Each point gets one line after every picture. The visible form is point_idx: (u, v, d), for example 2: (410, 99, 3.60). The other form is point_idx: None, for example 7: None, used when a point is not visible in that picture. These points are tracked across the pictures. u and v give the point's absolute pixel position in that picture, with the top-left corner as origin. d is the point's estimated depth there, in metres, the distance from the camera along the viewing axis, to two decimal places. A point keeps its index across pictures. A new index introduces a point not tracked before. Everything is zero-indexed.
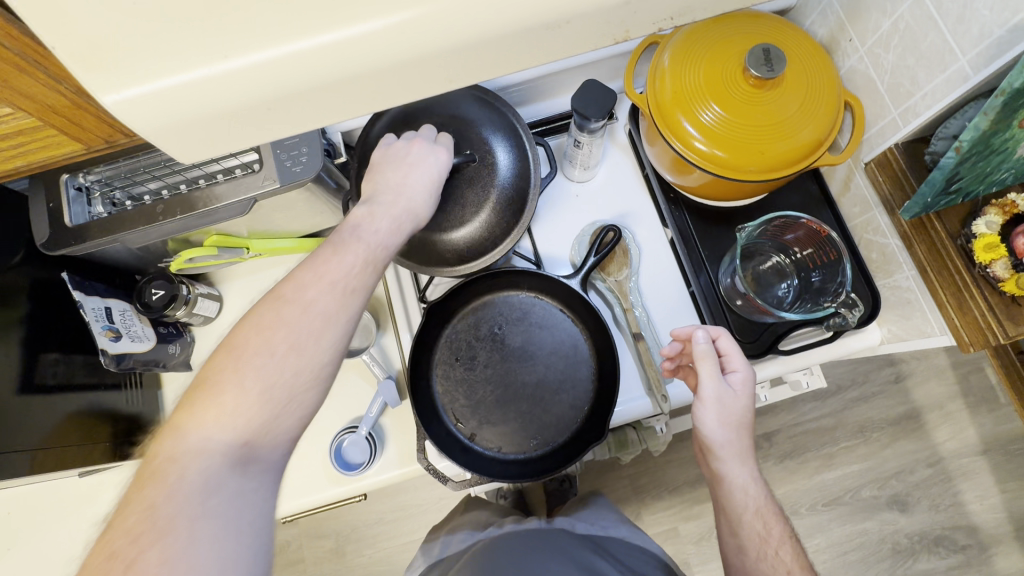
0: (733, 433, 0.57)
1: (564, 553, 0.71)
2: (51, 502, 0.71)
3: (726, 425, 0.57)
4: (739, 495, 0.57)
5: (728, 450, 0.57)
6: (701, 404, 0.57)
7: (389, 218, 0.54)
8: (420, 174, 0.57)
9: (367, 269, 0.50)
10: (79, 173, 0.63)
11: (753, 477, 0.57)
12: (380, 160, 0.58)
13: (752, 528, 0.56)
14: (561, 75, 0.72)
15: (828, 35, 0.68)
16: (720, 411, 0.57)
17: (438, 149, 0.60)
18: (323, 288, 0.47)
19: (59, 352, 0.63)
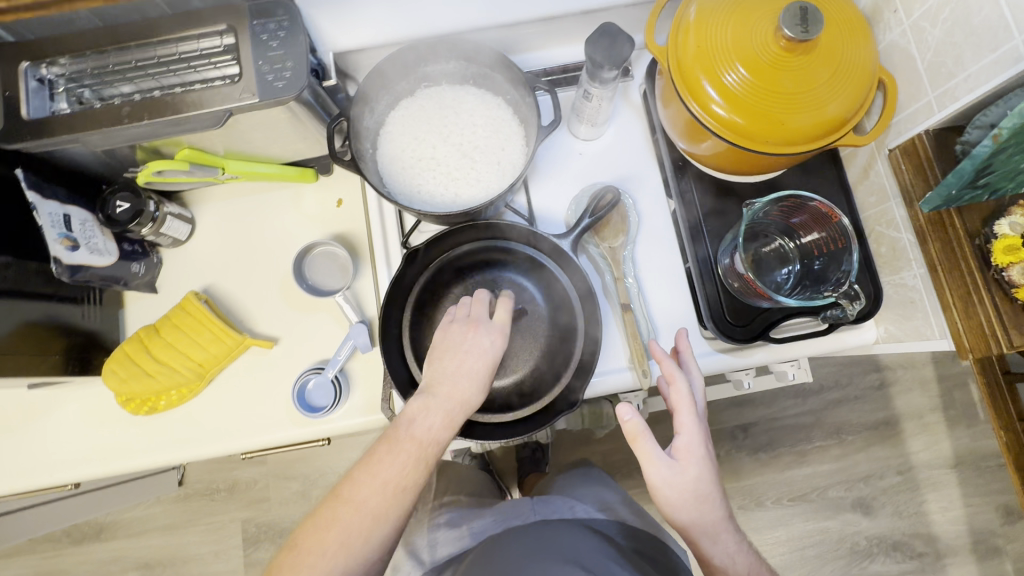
0: (705, 502, 0.53)
1: (560, 552, 0.58)
2: (1, 411, 0.68)
3: (695, 500, 0.53)
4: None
5: (702, 528, 0.53)
6: (662, 488, 0.53)
7: (442, 411, 0.55)
8: (473, 362, 0.57)
9: (419, 466, 0.53)
10: (41, 63, 0.58)
11: (736, 545, 0.54)
12: (438, 348, 0.59)
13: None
14: (577, 18, 0.67)
15: (871, 4, 0.62)
16: (684, 489, 0.52)
17: (494, 334, 0.59)
18: (374, 487, 0.52)
19: (11, 257, 0.58)
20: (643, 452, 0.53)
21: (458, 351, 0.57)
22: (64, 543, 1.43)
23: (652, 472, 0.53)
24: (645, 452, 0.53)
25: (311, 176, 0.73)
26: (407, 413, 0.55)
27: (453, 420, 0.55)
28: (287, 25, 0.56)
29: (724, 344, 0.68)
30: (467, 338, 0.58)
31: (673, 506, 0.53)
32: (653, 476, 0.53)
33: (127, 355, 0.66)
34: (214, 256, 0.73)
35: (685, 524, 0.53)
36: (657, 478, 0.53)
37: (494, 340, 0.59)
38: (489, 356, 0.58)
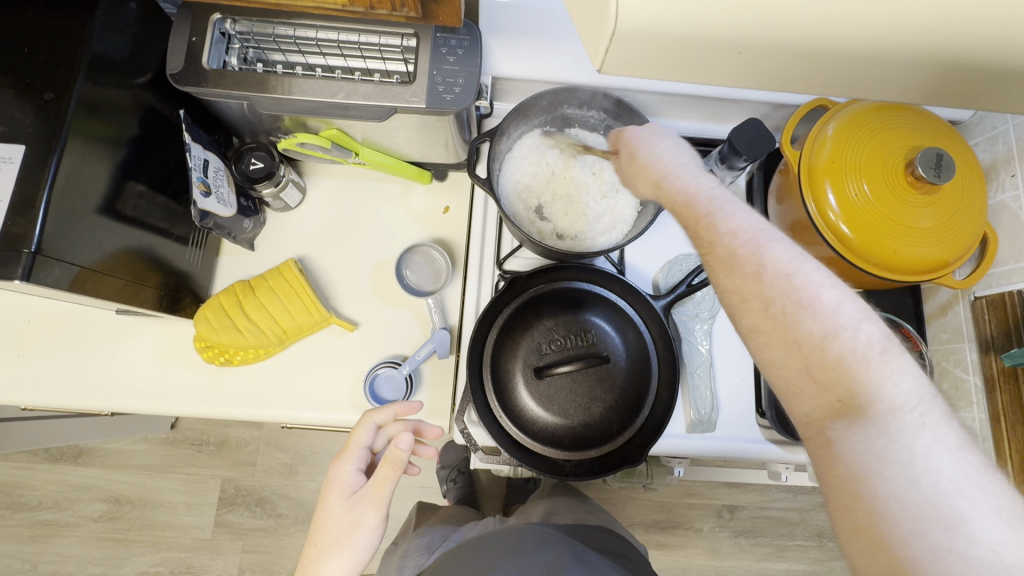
0: (739, 213, 0.43)
1: (509, 540, 0.73)
2: (80, 325, 0.70)
3: (728, 206, 0.43)
4: (779, 289, 0.39)
5: (756, 240, 0.41)
6: (705, 208, 0.44)
7: (360, 510, 0.54)
8: (350, 465, 0.56)
9: (360, 544, 0.53)
10: (229, 18, 0.60)
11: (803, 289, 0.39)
12: (346, 462, 0.57)
13: (796, 320, 0.38)
14: (716, 100, 0.71)
15: (989, 160, 0.67)
16: (702, 197, 0.44)
17: (374, 486, 0.54)
18: (329, 564, 0.52)
19: (145, 187, 0.60)
20: (673, 192, 0.46)
21: (342, 492, 0.55)
22: (39, 458, 1.37)
23: (676, 195, 0.46)
24: (678, 178, 0.46)
25: (426, 179, 0.76)
26: (312, 558, 0.53)
27: (346, 499, 0.55)
28: (467, 45, 0.59)
29: (778, 436, 0.70)
30: (350, 474, 0.56)
31: (722, 257, 0.42)
32: (681, 188, 0.45)
33: (220, 306, 0.69)
34: (317, 230, 0.76)
35: (727, 249, 0.42)
36: (682, 199, 0.45)
37: (374, 487, 0.54)
38: (367, 504, 0.54)
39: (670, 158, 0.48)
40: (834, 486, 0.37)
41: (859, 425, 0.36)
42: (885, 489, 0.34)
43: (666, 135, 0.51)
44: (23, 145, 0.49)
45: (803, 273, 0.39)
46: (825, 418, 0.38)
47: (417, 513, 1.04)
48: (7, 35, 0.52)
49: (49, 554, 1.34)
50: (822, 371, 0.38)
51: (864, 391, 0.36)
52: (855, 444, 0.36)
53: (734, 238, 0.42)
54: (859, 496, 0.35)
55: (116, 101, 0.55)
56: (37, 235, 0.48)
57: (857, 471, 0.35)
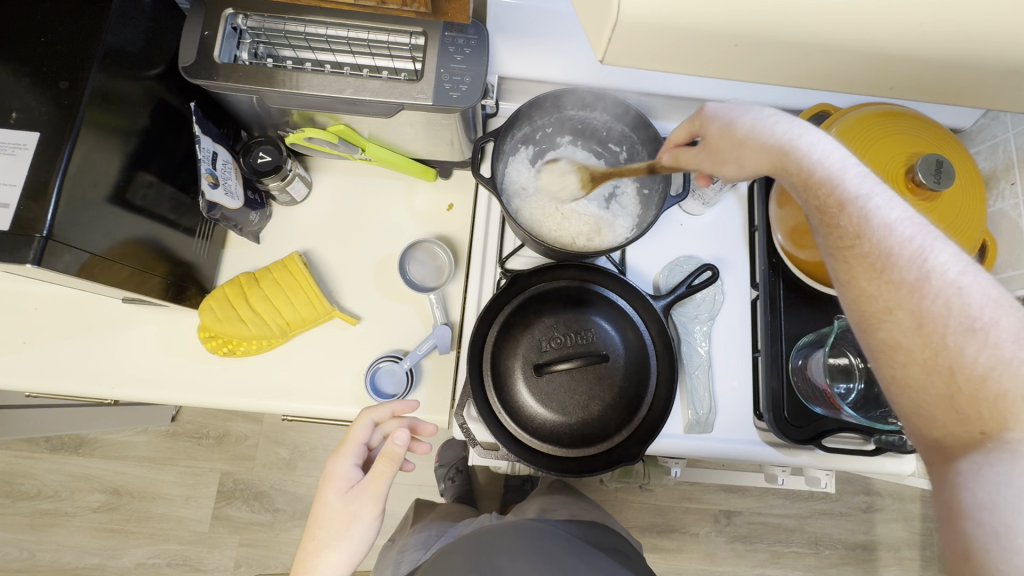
0: (901, 217, 0.42)
1: (505, 535, 0.73)
2: (87, 313, 0.71)
3: (886, 204, 0.43)
4: (934, 300, 0.39)
5: (921, 245, 0.40)
6: (847, 195, 0.43)
7: (358, 504, 0.54)
8: (348, 461, 0.57)
9: (357, 538, 0.54)
10: (240, 14, 0.61)
11: (977, 305, 0.38)
12: (343, 457, 0.57)
13: (953, 337, 0.37)
14: (720, 104, 0.72)
15: (989, 168, 0.68)
16: (846, 185, 0.44)
17: (371, 481, 0.55)
18: (328, 558, 0.53)
19: (154, 177, 0.61)
20: (804, 172, 0.46)
21: (340, 487, 0.56)
22: (40, 448, 1.38)
23: (812, 181, 0.46)
24: (800, 160, 0.47)
25: (431, 176, 0.77)
26: (310, 552, 0.53)
27: (344, 493, 0.55)
28: (474, 44, 0.59)
29: (775, 438, 0.70)
30: (348, 470, 0.57)
31: (873, 256, 0.41)
32: (814, 167, 0.45)
33: (225, 297, 0.70)
34: (321, 225, 0.77)
35: (881, 251, 0.41)
36: (827, 186, 0.45)
37: (371, 481, 0.55)
38: (364, 498, 0.55)
39: (808, 139, 0.48)
40: (949, 513, 0.35)
41: (999, 456, 0.34)
42: (1011, 519, 0.32)
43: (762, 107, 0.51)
44: (37, 132, 0.50)
45: (972, 294, 0.38)
46: (959, 446, 0.36)
47: (416, 509, 1.05)
48: (24, 24, 0.53)
49: (47, 544, 1.35)
50: (970, 397, 0.36)
51: (1017, 428, 0.34)
52: (991, 476, 0.33)
53: (900, 246, 0.41)
54: (972, 522, 0.33)
55: (129, 92, 0.56)
56: (49, 220, 0.49)
57: (981, 499, 0.33)
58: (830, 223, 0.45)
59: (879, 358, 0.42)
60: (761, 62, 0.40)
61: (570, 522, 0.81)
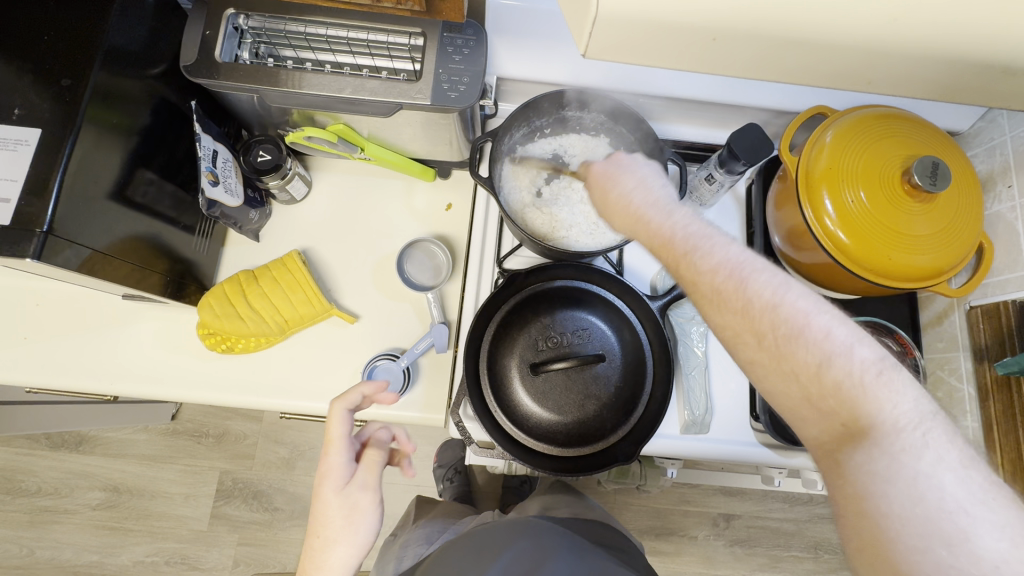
0: (721, 247, 0.41)
1: (503, 531, 0.74)
2: (87, 310, 0.72)
3: (709, 240, 0.41)
4: (761, 318, 0.38)
5: (740, 273, 0.39)
6: (681, 247, 0.42)
7: (358, 496, 0.55)
8: (340, 459, 0.56)
9: (365, 529, 0.54)
10: (242, 14, 0.61)
11: (794, 314, 0.37)
12: (334, 456, 0.56)
13: (789, 351, 0.36)
14: (719, 105, 0.72)
15: (986, 171, 0.68)
16: (679, 237, 0.42)
17: (367, 471, 0.55)
18: (339, 553, 0.53)
19: (155, 175, 0.61)
20: (652, 231, 0.44)
21: (337, 483, 0.55)
22: (41, 445, 1.39)
23: (654, 236, 0.44)
24: (652, 221, 0.45)
25: (430, 175, 0.78)
26: (318, 550, 0.53)
27: (343, 490, 0.55)
28: (473, 45, 0.60)
29: (771, 439, 0.70)
30: (340, 466, 0.56)
31: (706, 293, 0.40)
32: (665, 232, 0.43)
33: (225, 294, 0.71)
34: (320, 224, 0.77)
35: (710, 284, 0.40)
36: (662, 236, 0.43)
37: (368, 471, 0.56)
38: (364, 489, 0.55)
39: (647, 185, 0.47)
40: (846, 514, 0.35)
41: (864, 449, 0.34)
42: (887, 507, 0.32)
43: (640, 164, 0.50)
44: (39, 129, 0.50)
45: (790, 301, 0.37)
46: (832, 445, 0.36)
47: (415, 508, 1.05)
48: (28, 22, 0.53)
49: (46, 541, 1.35)
50: (821, 396, 0.36)
51: (868, 415, 0.34)
52: (863, 467, 0.34)
53: (716, 275, 0.40)
54: (862, 516, 0.33)
55: (130, 90, 0.56)
56: (49, 215, 0.49)
57: (862, 491, 0.34)
58: (675, 272, 0.43)
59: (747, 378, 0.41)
60: (753, 58, 0.41)
61: (569, 518, 0.81)
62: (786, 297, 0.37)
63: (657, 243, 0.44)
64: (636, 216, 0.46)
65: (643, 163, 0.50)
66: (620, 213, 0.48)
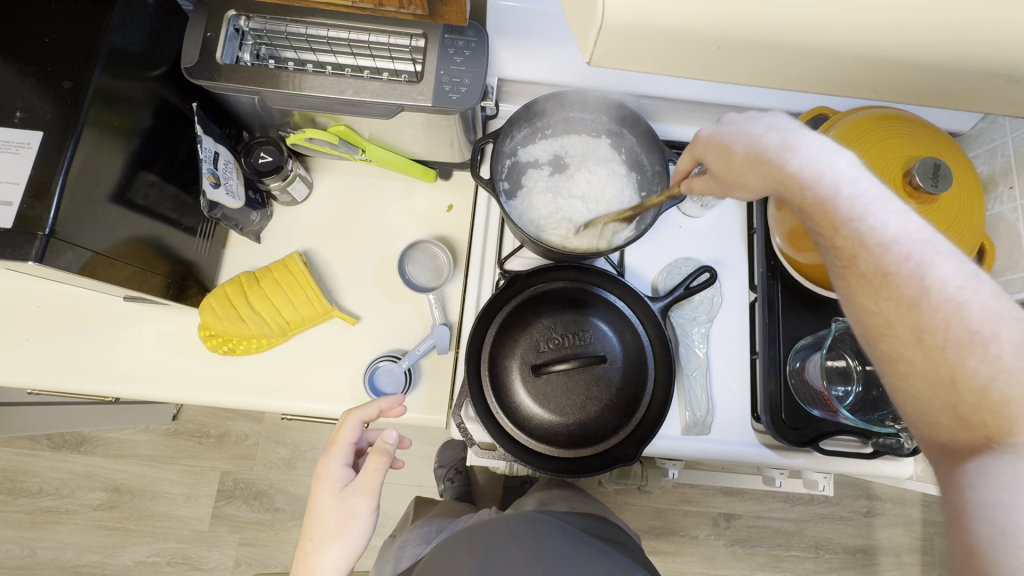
0: (898, 225, 0.41)
1: (503, 526, 0.74)
2: (89, 311, 0.72)
3: (882, 214, 0.41)
4: (957, 330, 0.37)
5: (920, 258, 0.39)
6: (846, 212, 0.42)
7: (353, 501, 0.55)
8: (338, 462, 0.57)
9: (357, 535, 0.54)
10: (242, 16, 0.61)
11: (1017, 344, 0.35)
12: (333, 460, 0.57)
13: (953, 351, 0.36)
14: (720, 106, 0.72)
15: (988, 172, 0.68)
16: (843, 198, 0.43)
17: (364, 477, 0.56)
18: (330, 556, 0.53)
19: (156, 177, 0.61)
20: (796, 184, 0.45)
21: (334, 486, 0.56)
22: (42, 446, 1.39)
23: (804, 195, 0.45)
24: (794, 170, 0.45)
25: (431, 176, 0.78)
26: (309, 552, 0.53)
27: (339, 493, 0.56)
28: (474, 46, 0.60)
29: (772, 440, 0.70)
30: (338, 470, 0.57)
31: (870, 273, 0.41)
32: (814, 183, 0.44)
33: (226, 296, 0.71)
34: (321, 226, 0.77)
35: (917, 286, 0.38)
36: (817, 200, 0.44)
37: (365, 477, 0.56)
38: (360, 494, 0.55)
39: (785, 130, 0.48)
40: (956, 518, 0.34)
41: (1007, 462, 0.33)
42: (1021, 521, 0.31)
43: (760, 117, 0.50)
44: (41, 131, 0.51)
45: (974, 303, 0.37)
46: (967, 452, 0.35)
47: (416, 507, 1.05)
48: (29, 24, 0.53)
49: (48, 541, 1.35)
50: (977, 409, 0.35)
51: (1022, 433, 0.33)
52: (1003, 481, 0.33)
53: (897, 261, 0.40)
54: (976, 521, 0.32)
55: (132, 92, 0.56)
56: (51, 218, 0.49)
57: (988, 499, 0.33)
58: (828, 235, 0.44)
59: (885, 369, 0.41)
60: (755, 63, 0.41)
61: (570, 513, 0.81)
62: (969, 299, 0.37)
63: (801, 197, 0.45)
64: (773, 159, 0.47)
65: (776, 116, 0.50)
66: (755, 167, 0.48)
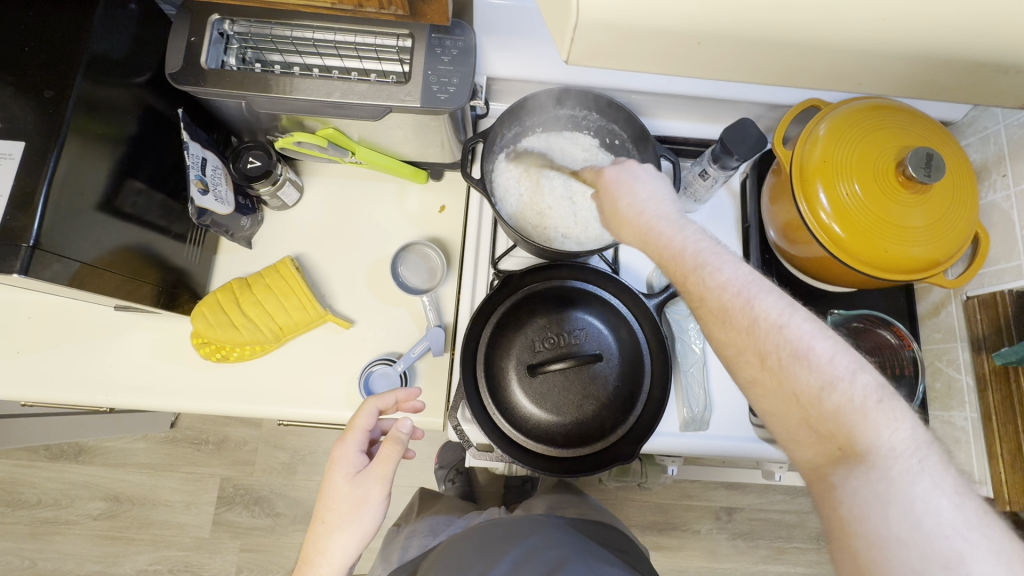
0: (731, 268, 0.43)
1: (500, 529, 0.73)
2: (81, 322, 0.71)
3: (719, 261, 0.44)
4: (768, 346, 0.40)
5: (747, 293, 0.42)
6: (692, 262, 0.44)
7: (366, 486, 0.55)
8: (354, 446, 0.57)
9: (369, 520, 0.54)
10: (227, 19, 0.60)
11: (828, 358, 0.39)
12: (348, 445, 0.57)
13: (791, 371, 0.39)
14: (712, 100, 0.71)
15: (980, 160, 0.68)
16: (689, 252, 0.45)
17: (376, 463, 0.55)
18: (341, 540, 0.53)
19: (143, 184, 0.61)
20: (663, 248, 0.47)
21: (347, 471, 0.56)
22: (39, 456, 1.38)
23: (663, 250, 0.47)
24: (661, 233, 0.47)
25: (422, 178, 0.77)
26: (319, 536, 0.53)
27: (353, 476, 0.55)
28: (461, 45, 0.59)
29: (770, 434, 0.70)
30: (353, 454, 0.56)
31: (716, 312, 0.43)
32: (673, 242, 0.46)
33: (217, 303, 0.70)
34: (314, 230, 0.77)
35: (741, 311, 0.41)
36: (676, 250, 0.46)
37: (379, 463, 0.55)
38: (372, 481, 0.55)
39: (648, 192, 0.50)
40: (839, 534, 0.36)
41: (856, 470, 0.36)
42: (886, 531, 0.34)
43: (647, 177, 0.52)
44: (23, 142, 0.50)
45: (794, 324, 0.40)
46: (827, 466, 0.38)
47: (423, 495, 1.05)
48: (9, 32, 0.53)
49: (48, 552, 1.35)
50: (820, 420, 0.38)
51: (864, 439, 0.36)
52: (856, 489, 0.36)
53: (724, 292, 0.42)
54: (858, 536, 0.35)
55: (116, 99, 0.56)
56: (35, 229, 0.48)
57: (853, 513, 0.35)
58: (681, 286, 0.46)
59: (745, 395, 0.43)
60: (740, 56, 0.40)
61: (566, 516, 0.81)
62: (791, 320, 0.40)
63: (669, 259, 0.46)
64: (642, 224, 0.48)
65: (654, 176, 0.53)
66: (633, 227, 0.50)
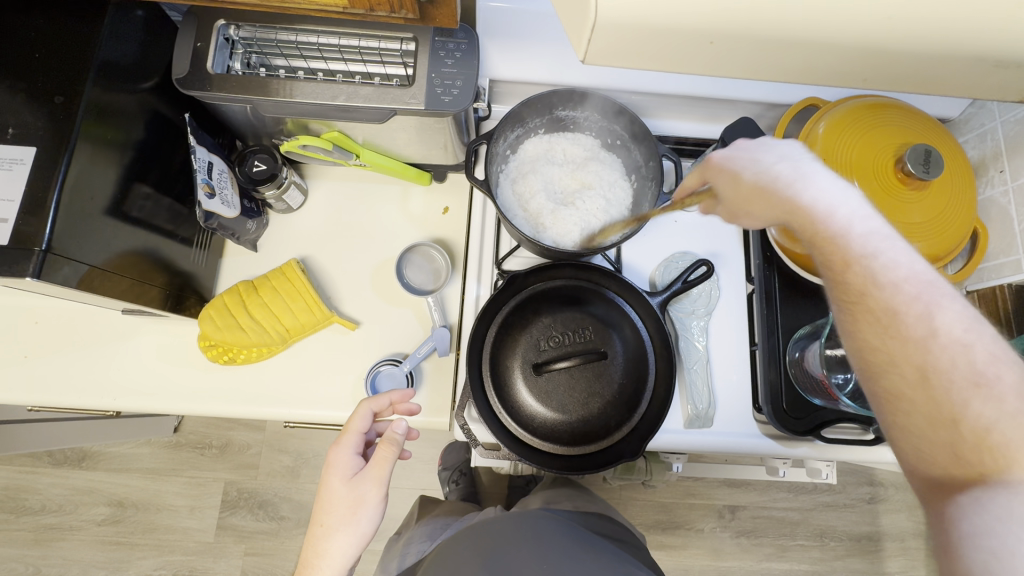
0: (906, 262, 0.41)
1: (505, 525, 0.74)
2: (88, 326, 0.71)
3: (890, 250, 0.41)
4: (945, 366, 0.37)
5: (926, 296, 0.39)
6: (859, 248, 0.41)
7: (362, 488, 0.55)
8: (348, 450, 0.57)
9: (366, 522, 0.54)
10: (232, 25, 0.61)
11: (1008, 389, 0.36)
12: (342, 449, 0.57)
13: (947, 391, 0.37)
14: (711, 100, 0.72)
15: (978, 156, 0.69)
16: (855, 236, 0.42)
17: (372, 465, 0.56)
18: (339, 542, 0.53)
19: (149, 189, 0.61)
20: (807, 222, 0.44)
21: (344, 474, 0.56)
22: (42, 462, 1.38)
23: (816, 232, 0.43)
24: (811, 203, 0.44)
25: (426, 180, 0.78)
26: (318, 539, 0.53)
27: (348, 480, 0.56)
28: (465, 48, 0.60)
29: (774, 430, 0.70)
30: (349, 458, 0.57)
31: (879, 310, 0.40)
32: (829, 224, 0.43)
33: (223, 306, 0.71)
34: (318, 232, 0.78)
35: (893, 308, 0.40)
36: (830, 235, 0.43)
37: (376, 465, 0.56)
38: (369, 483, 0.55)
39: (789, 160, 0.46)
40: (944, 537, 0.35)
41: (989, 496, 0.34)
42: (1001, 549, 0.32)
43: (772, 144, 0.48)
44: (33, 147, 0.50)
45: (978, 345, 0.37)
46: (955, 488, 0.36)
47: (423, 502, 1.06)
48: (18, 40, 0.53)
49: (52, 559, 1.35)
50: (974, 448, 0.36)
51: (1017, 470, 0.34)
52: (982, 512, 0.34)
53: (899, 290, 0.40)
54: (967, 556, 0.33)
55: (123, 105, 0.56)
56: (47, 233, 0.49)
57: (973, 532, 0.34)
58: (841, 277, 0.42)
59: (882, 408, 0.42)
60: (742, 56, 0.41)
61: (570, 513, 0.81)
62: (976, 344, 0.37)
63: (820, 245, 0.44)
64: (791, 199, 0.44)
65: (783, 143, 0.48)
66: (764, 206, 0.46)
